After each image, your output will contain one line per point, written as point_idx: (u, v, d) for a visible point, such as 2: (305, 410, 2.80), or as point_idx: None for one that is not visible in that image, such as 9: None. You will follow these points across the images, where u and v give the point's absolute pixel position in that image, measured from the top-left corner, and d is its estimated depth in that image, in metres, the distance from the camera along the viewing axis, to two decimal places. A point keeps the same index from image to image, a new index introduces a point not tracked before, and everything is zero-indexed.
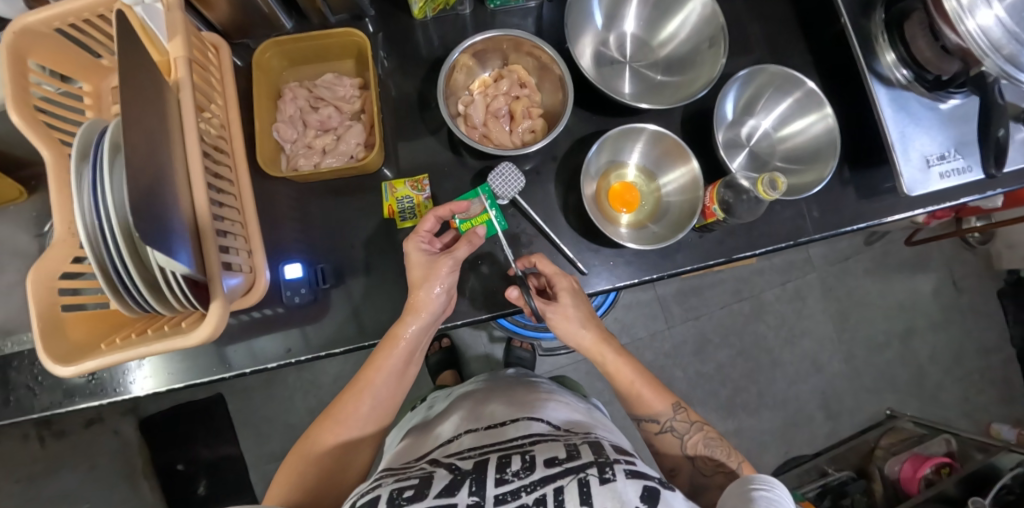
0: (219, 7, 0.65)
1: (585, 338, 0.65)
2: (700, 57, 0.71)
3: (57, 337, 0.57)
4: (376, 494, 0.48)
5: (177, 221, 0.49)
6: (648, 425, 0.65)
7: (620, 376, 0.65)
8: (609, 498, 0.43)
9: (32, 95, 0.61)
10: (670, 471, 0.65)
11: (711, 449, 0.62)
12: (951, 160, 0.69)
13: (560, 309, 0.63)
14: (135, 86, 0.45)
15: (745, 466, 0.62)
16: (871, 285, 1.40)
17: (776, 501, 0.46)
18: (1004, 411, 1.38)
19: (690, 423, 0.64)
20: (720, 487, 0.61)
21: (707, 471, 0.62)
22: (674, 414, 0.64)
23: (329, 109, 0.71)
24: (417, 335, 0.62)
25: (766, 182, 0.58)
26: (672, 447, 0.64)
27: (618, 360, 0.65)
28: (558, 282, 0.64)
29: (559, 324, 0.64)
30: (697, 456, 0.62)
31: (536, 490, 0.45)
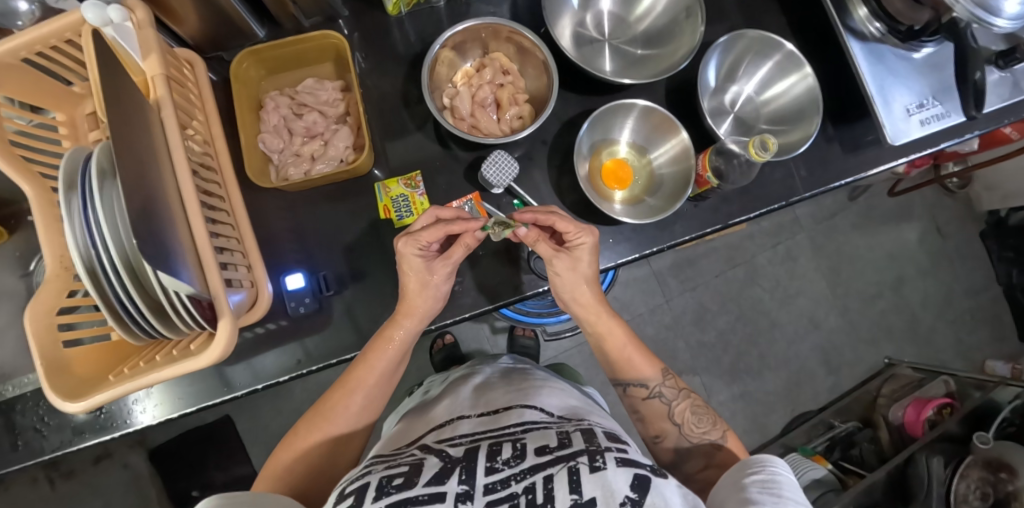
0: (189, 21, 0.64)
1: (585, 296, 0.66)
2: (679, 28, 0.71)
3: (64, 375, 0.56)
4: (366, 481, 0.47)
5: (174, 240, 0.48)
6: (636, 390, 0.66)
7: (613, 342, 0.67)
8: (597, 485, 0.43)
9: (5, 130, 0.60)
10: (654, 438, 0.65)
11: (698, 417, 0.63)
12: (930, 108, 0.71)
13: (567, 259, 0.64)
14: (118, 108, 0.44)
15: (729, 437, 0.62)
16: (859, 239, 1.43)
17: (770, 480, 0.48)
18: (996, 349, 1.42)
19: (678, 390, 0.66)
20: (704, 454, 0.61)
21: (693, 437, 0.62)
22: (663, 380, 0.66)
23: (314, 114, 0.70)
24: (407, 337, 0.63)
25: (757, 145, 0.58)
26: (659, 415, 0.65)
27: (611, 323, 0.67)
28: (579, 239, 0.62)
29: (568, 273, 0.64)
30: (684, 423, 0.63)
31: (526, 479, 0.45)
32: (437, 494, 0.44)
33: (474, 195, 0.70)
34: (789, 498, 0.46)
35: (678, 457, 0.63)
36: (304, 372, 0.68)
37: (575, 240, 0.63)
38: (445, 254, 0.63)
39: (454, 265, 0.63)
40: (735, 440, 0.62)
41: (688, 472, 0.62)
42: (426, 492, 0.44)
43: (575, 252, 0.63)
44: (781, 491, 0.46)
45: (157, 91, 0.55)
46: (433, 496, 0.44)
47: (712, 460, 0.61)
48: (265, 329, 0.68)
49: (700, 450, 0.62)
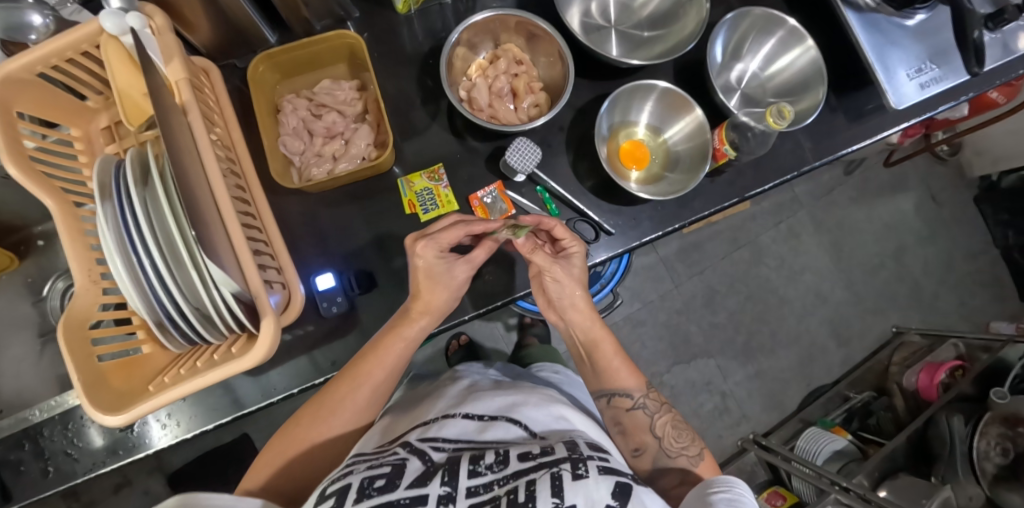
0: (202, 27, 0.65)
1: (579, 300, 0.67)
2: (683, 9, 0.73)
3: (103, 389, 0.55)
4: (347, 481, 0.45)
5: (212, 237, 0.48)
6: (621, 400, 0.67)
7: (603, 343, 0.68)
8: (577, 493, 0.43)
9: (23, 146, 0.60)
10: (631, 452, 0.65)
11: (678, 432, 0.65)
12: (928, 71, 0.75)
13: (564, 265, 0.65)
14: (160, 104, 0.45)
15: (705, 457, 0.63)
16: (857, 212, 1.46)
17: (736, 499, 0.50)
18: (997, 309, 1.46)
19: (659, 404, 0.67)
20: (680, 470, 0.62)
21: (672, 451, 0.63)
22: (647, 393, 0.67)
23: (332, 114, 0.70)
24: (422, 332, 0.62)
25: (774, 114, 0.59)
26: (641, 426, 0.65)
27: (602, 330, 0.68)
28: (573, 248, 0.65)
29: (563, 277, 0.65)
30: (664, 436, 0.64)
31: (510, 483, 0.45)
32: (420, 498, 0.43)
33: (498, 184, 0.69)
34: None
35: (655, 471, 0.63)
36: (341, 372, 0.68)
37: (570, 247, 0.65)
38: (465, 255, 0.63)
39: (472, 268, 0.63)
40: (709, 461, 0.64)
41: (663, 489, 0.62)
42: (408, 496, 0.43)
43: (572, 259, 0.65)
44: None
45: (182, 96, 0.56)
46: (416, 499, 0.43)
47: (687, 477, 0.61)
48: (298, 332, 0.68)
49: (677, 465, 0.62)
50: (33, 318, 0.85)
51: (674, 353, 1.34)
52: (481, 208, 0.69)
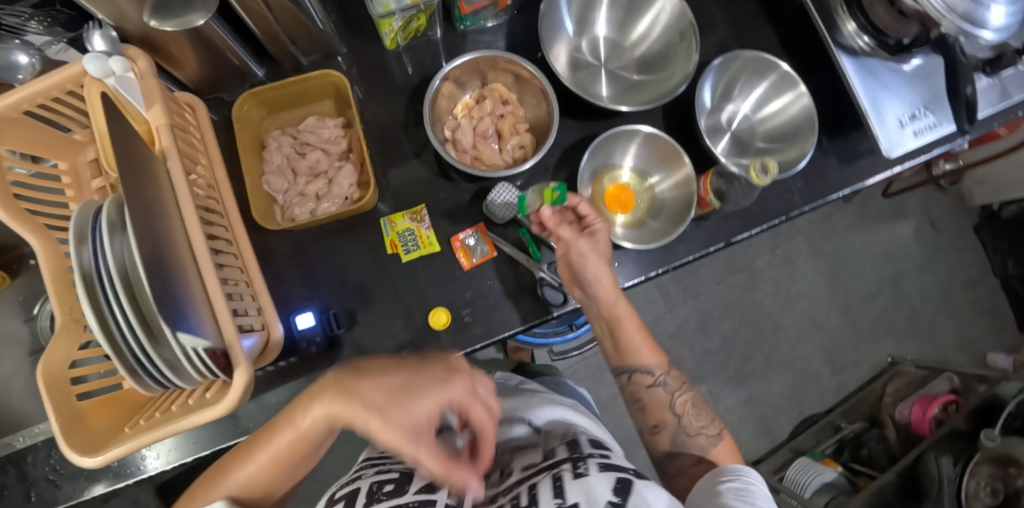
0: (190, 66, 0.66)
1: (603, 277, 0.63)
2: (674, 51, 0.72)
3: (82, 429, 0.56)
4: (357, 486, 0.54)
5: (185, 293, 0.48)
6: (641, 378, 0.67)
7: (625, 324, 0.66)
8: (577, 492, 0.49)
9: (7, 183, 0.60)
10: (652, 428, 0.66)
11: (697, 411, 0.66)
12: (922, 118, 0.74)
13: (588, 243, 0.63)
14: (128, 162, 0.44)
15: (725, 436, 0.64)
16: (855, 239, 1.44)
17: (741, 488, 0.54)
18: (996, 340, 1.43)
19: (680, 383, 0.67)
20: (700, 448, 0.63)
21: (691, 430, 0.64)
22: (669, 370, 0.67)
23: (317, 153, 0.70)
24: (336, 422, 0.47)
25: (757, 169, 0.58)
26: (661, 402, 0.66)
27: (627, 311, 0.66)
28: (597, 223, 0.64)
29: (586, 254, 0.63)
30: (684, 414, 0.65)
31: (514, 490, 0.55)
32: (427, 502, 0.50)
33: (480, 225, 0.70)
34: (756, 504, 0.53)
35: (674, 448, 0.64)
36: None
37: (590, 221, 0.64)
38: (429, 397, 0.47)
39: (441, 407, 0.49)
40: (730, 443, 0.64)
41: (681, 466, 0.64)
42: (413, 500, 0.50)
43: (597, 232, 0.63)
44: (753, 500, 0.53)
45: (163, 142, 0.56)
46: (423, 502, 0.50)
47: (706, 456, 0.62)
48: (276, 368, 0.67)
49: (696, 444, 0.63)
50: (24, 338, 0.86)
51: None
52: (463, 249, 0.69)
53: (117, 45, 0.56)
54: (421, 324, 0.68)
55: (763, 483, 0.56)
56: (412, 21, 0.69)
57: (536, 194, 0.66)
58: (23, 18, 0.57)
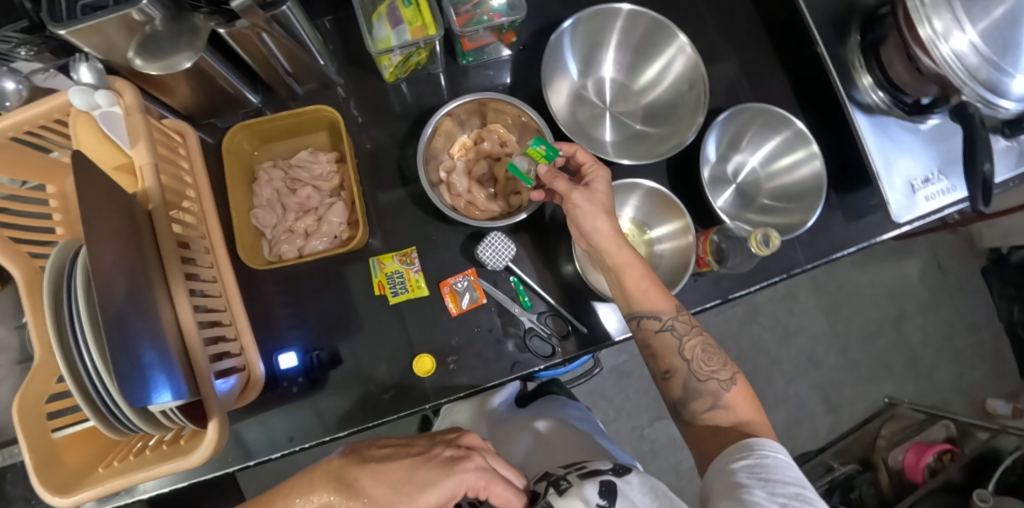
0: (180, 92, 0.63)
1: (604, 229, 0.59)
2: (682, 99, 0.71)
3: (54, 468, 0.54)
4: None
5: (155, 351, 0.47)
6: (648, 322, 0.61)
7: (629, 271, 0.59)
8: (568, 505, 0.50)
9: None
10: (663, 374, 0.62)
11: (708, 356, 0.61)
12: (936, 182, 0.71)
13: (588, 194, 0.58)
14: (96, 216, 0.43)
15: (739, 378, 0.60)
16: (860, 276, 1.41)
17: (768, 460, 0.50)
18: (997, 386, 1.40)
19: (690, 325, 0.62)
20: (711, 394, 0.59)
21: (702, 375, 0.60)
22: (677, 315, 0.61)
23: (308, 189, 0.70)
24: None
25: (759, 241, 0.57)
26: (670, 349, 0.61)
27: (631, 257, 0.59)
28: (595, 173, 0.60)
29: (588, 210, 0.58)
30: (694, 359, 0.60)
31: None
32: None
33: (471, 271, 0.69)
34: (778, 480, 0.48)
35: (687, 395, 0.60)
36: (297, 449, 0.65)
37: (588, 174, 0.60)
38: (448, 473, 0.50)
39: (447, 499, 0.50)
40: (743, 385, 0.61)
41: (694, 412, 0.61)
42: None
43: (594, 184, 0.59)
44: (769, 475, 0.49)
45: (146, 182, 0.54)
46: None
47: (719, 402, 0.59)
48: (257, 405, 0.65)
49: (708, 388, 0.60)
50: None
51: (657, 408, 1.31)
52: (452, 294, 0.68)
53: (104, 78, 0.54)
54: (405, 368, 0.67)
55: (781, 452, 0.52)
56: (412, 56, 0.67)
57: (522, 156, 0.63)
58: (12, 45, 0.57)
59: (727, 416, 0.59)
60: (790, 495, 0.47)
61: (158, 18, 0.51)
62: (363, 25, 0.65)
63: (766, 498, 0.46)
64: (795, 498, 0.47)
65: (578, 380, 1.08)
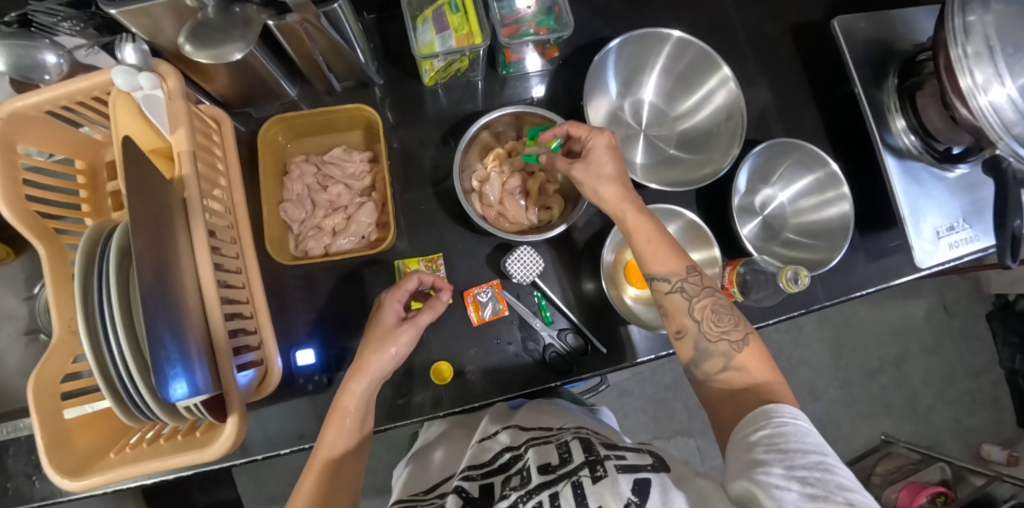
0: (219, 78, 0.62)
1: (608, 195, 0.59)
2: (718, 129, 0.71)
3: (65, 449, 0.53)
4: None
5: (180, 343, 0.46)
6: (657, 284, 0.58)
7: (639, 234, 0.58)
8: (601, 495, 0.44)
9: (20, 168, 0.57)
10: (674, 334, 0.58)
11: (719, 316, 0.56)
12: (960, 230, 0.72)
13: (587, 167, 0.60)
14: (137, 204, 0.43)
15: (751, 338, 0.55)
16: (865, 312, 1.42)
17: (786, 426, 0.46)
18: (993, 432, 1.40)
19: (702, 286, 0.57)
20: (722, 355, 0.55)
21: (712, 336, 0.55)
22: (687, 276, 0.57)
23: (338, 187, 0.72)
24: (362, 397, 0.55)
25: (788, 278, 0.57)
26: (679, 309, 0.57)
27: (639, 217, 0.58)
28: (592, 141, 0.60)
29: (587, 183, 0.60)
30: (704, 319, 0.56)
31: (531, 499, 0.47)
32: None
33: (496, 282, 0.69)
34: (797, 450, 0.43)
35: (698, 356, 0.56)
36: (307, 447, 0.64)
37: (587, 144, 0.61)
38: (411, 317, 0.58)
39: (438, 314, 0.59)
40: (757, 344, 0.56)
41: (707, 372, 0.56)
42: None
43: (591, 154, 0.60)
44: (789, 446, 0.44)
45: (182, 170, 0.54)
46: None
47: (732, 363, 0.54)
48: (272, 398, 0.65)
49: (718, 350, 0.55)
50: None
51: (655, 429, 1.31)
52: (474, 304, 0.68)
53: (147, 60, 0.53)
54: (422, 374, 0.66)
55: (800, 417, 0.47)
56: (454, 63, 0.67)
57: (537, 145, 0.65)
58: (57, 19, 0.56)
59: (741, 378, 0.54)
60: (811, 466, 0.42)
61: (210, 5, 0.51)
62: (409, 27, 0.64)
63: (785, 476, 0.41)
64: (816, 468, 0.42)
65: (581, 396, 1.07)
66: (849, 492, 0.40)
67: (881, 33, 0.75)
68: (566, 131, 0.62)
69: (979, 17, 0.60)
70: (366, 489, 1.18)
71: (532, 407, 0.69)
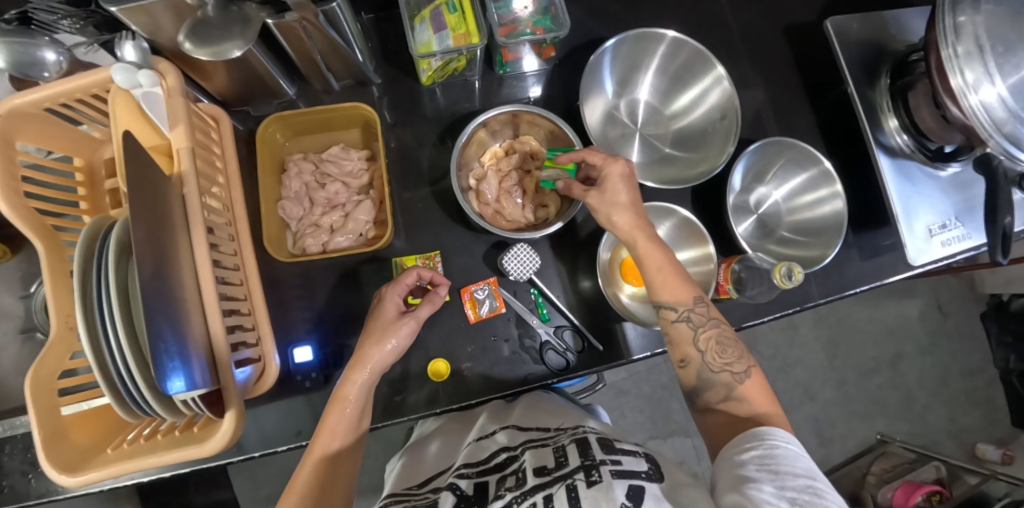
0: (218, 77, 0.63)
1: (620, 224, 0.58)
2: (713, 127, 0.72)
3: (62, 446, 0.53)
4: None
5: (178, 339, 0.46)
6: (664, 312, 0.58)
7: (650, 262, 0.58)
8: (596, 499, 0.44)
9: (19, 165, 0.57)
10: (678, 363, 0.59)
11: (723, 347, 0.56)
12: (952, 228, 0.73)
13: (601, 197, 0.59)
14: (137, 199, 0.43)
15: (753, 373, 0.56)
16: (861, 312, 1.43)
17: (779, 449, 0.46)
18: (987, 431, 1.41)
19: (709, 317, 0.57)
20: (724, 386, 0.55)
21: (715, 367, 0.56)
22: (695, 306, 0.58)
23: (336, 185, 0.72)
24: (364, 387, 0.56)
25: (782, 274, 0.57)
26: (684, 339, 0.57)
27: (650, 247, 0.58)
28: (608, 170, 0.59)
29: (602, 211, 0.59)
30: (708, 350, 0.56)
31: (526, 500, 0.47)
32: None
33: (493, 280, 0.69)
34: (788, 473, 0.44)
35: (699, 384, 0.57)
36: (304, 444, 0.64)
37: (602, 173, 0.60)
38: (411, 311, 0.59)
39: (436, 309, 0.60)
40: (759, 378, 0.56)
41: (708, 401, 0.57)
42: None
43: (605, 184, 0.58)
44: (779, 467, 0.44)
45: (181, 166, 0.55)
46: None
47: (733, 393, 0.55)
48: (270, 395, 0.65)
49: (720, 381, 0.56)
50: None
51: (652, 429, 1.31)
52: (471, 301, 0.68)
53: (147, 58, 0.54)
54: (419, 372, 0.66)
55: (792, 441, 0.47)
56: (452, 62, 0.68)
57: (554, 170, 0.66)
58: (57, 17, 0.56)
59: (743, 408, 0.54)
60: (801, 489, 0.43)
61: (211, 3, 0.51)
62: (406, 27, 0.64)
63: (775, 495, 0.42)
64: (805, 492, 0.43)
65: (577, 395, 1.07)
66: None
67: (874, 33, 0.76)
68: (582, 158, 0.61)
69: (969, 18, 0.61)
70: (363, 487, 1.18)
71: (529, 405, 0.69)
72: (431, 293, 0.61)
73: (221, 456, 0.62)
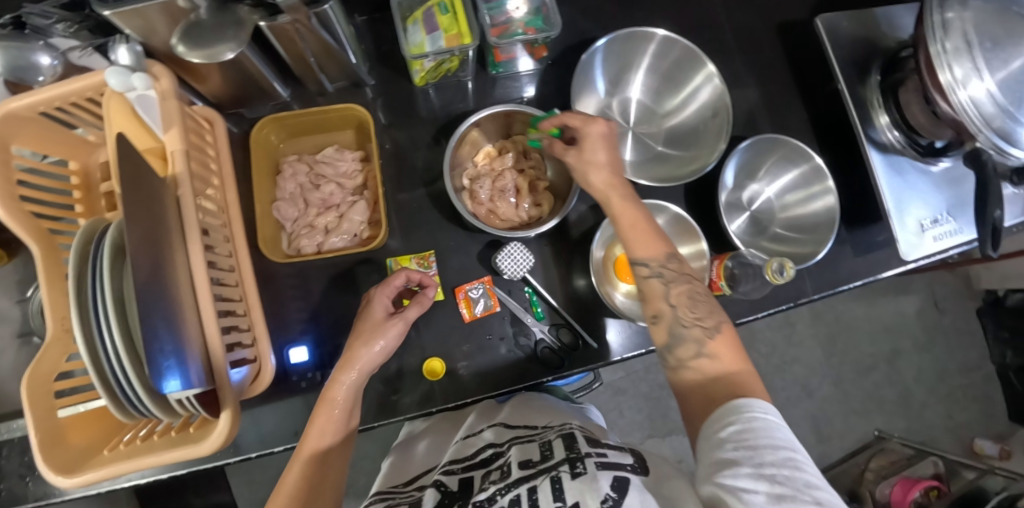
0: (212, 80, 0.63)
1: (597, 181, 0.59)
2: (705, 125, 0.72)
3: (61, 447, 0.53)
4: None
5: (173, 340, 0.47)
6: (637, 267, 0.58)
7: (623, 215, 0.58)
8: (580, 490, 0.44)
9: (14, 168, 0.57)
10: (651, 320, 0.58)
11: (694, 302, 0.56)
12: (944, 223, 0.73)
13: (579, 154, 0.59)
14: (132, 201, 0.44)
15: (724, 328, 0.55)
16: (857, 309, 1.44)
17: (755, 422, 0.45)
18: (985, 427, 1.41)
19: (681, 273, 0.57)
20: (695, 342, 0.54)
21: (686, 321, 0.55)
22: (667, 262, 0.57)
23: (331, 186, 0.73)
24: (353, 387, 0.56)
25: (774, 269, 0.58)
26: (656, 295, 0.57)
27: (625, 201, 0.58)
28: (588, 130, 0.59)
29: (579, 169, 0.60)
30: (680, 306, 0.56)
31: (510, 491, 0.47)
32: None
33: (487, 278, 0.70)
34: (765, 446, 0.43)
35: (671, 341, 0.56)
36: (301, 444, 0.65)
37: (582, 133, 0.60)
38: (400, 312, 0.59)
39: (425, 310, 0.60)
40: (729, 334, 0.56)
41: (680, 359, 0.55)
42: None
43: (584, 145, 0.59)
44: (757, 442, 0.43)
45: (176, 168, 0.55)
46: None
47: (705, 350, 0.54)
48: (266, 396, 0.65)
49: (692, 336, 0.55)
50: None
51: (650, 427, 1.31)
52: (466, 301, 0.68)
53: (141, 61, 0.55)
54: (415, 371, 0.67)
55: (770, 411, 0.46)
56: (445, 62, 0.68)
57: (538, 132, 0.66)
58: (51, 21, 0.55)
59: (712, 366, 0.53)
60: (779, 463, 0.41)
61: (203, 6, 0.51)
62: (398, 28, 0.65)
63: (754, 476, 0.41)
64: (784, 465, 0.41)
65: (573, 394, 1.08)
66: (816, 490, 0.40)
67: (865, 31, 0.76)
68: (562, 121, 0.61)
69: (956, 14, 0.62)
70: (361, 489, 1.18)
71: (521, 403, 0.70)
72: (420, 294, 0.61)
73: (218, 457, 0.62)
